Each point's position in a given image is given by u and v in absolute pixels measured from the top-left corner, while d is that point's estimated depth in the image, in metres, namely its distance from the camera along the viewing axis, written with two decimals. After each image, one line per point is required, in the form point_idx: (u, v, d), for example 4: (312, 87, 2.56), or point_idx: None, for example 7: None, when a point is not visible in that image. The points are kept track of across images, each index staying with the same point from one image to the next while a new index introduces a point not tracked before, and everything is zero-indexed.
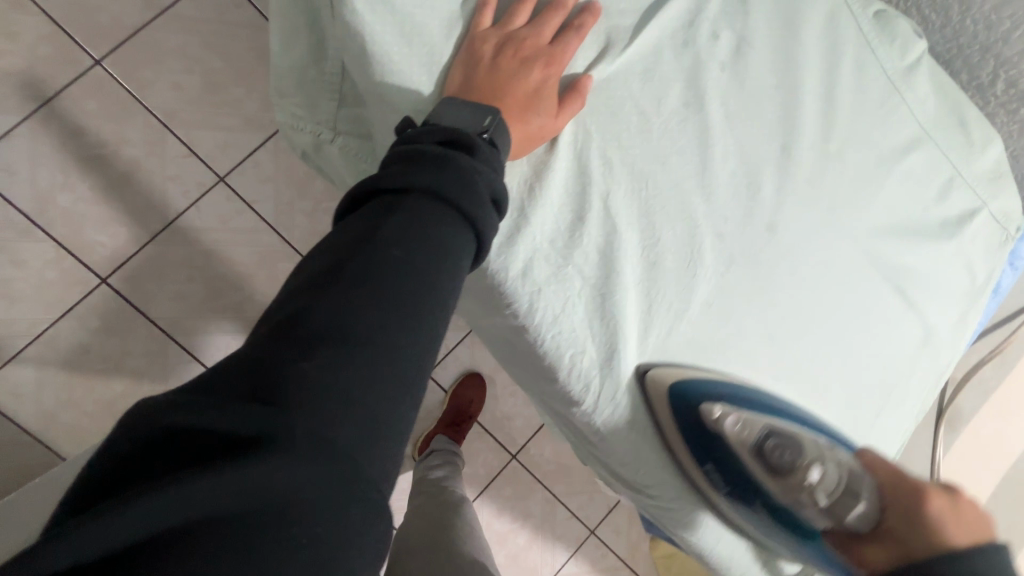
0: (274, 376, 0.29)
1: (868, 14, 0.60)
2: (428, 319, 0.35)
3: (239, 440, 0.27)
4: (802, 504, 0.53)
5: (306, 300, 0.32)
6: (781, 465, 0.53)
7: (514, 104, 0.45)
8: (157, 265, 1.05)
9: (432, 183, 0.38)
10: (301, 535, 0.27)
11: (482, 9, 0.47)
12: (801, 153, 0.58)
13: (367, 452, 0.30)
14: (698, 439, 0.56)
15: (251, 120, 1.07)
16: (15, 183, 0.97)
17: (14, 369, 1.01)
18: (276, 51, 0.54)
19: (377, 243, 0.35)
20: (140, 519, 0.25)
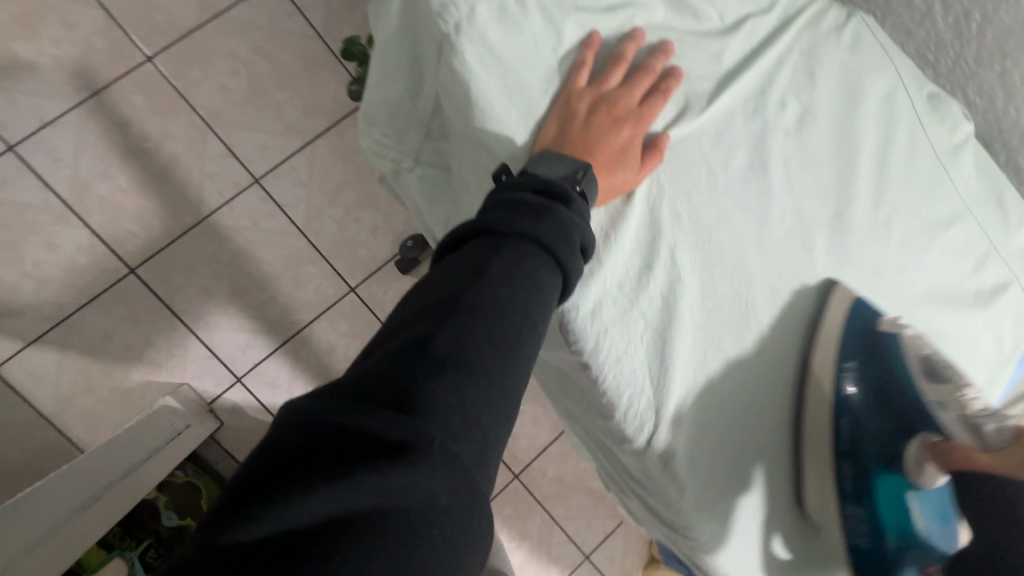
0: (407, 390, 0.31)
1: (922, 93, 0.65)
2: (527, 350, 0.38)
3: (384, 446, 0.28)
4: (942, 406, 0.53)
5: (426, 326, 0.34)
6: (937, 376, 0.55)
7: (604, 160, 0.48)
8: (186, 259, 1.08)
9: (532, 229, 0.40)
10: (437, 536, 0.28)
11: (579, 70, 0.50)
12: (853, 218, 0.61)
13: (482, 467, 0.32)
14: (858, 342, 0.58)
15: (292, 125, 1.10)
16: (57, 169, 0.98)
17: (34, 352, 1.02)
18: (372, 83, 0.57)
19: (485, 279, 0.37)
20: (307, 514, 0.25)
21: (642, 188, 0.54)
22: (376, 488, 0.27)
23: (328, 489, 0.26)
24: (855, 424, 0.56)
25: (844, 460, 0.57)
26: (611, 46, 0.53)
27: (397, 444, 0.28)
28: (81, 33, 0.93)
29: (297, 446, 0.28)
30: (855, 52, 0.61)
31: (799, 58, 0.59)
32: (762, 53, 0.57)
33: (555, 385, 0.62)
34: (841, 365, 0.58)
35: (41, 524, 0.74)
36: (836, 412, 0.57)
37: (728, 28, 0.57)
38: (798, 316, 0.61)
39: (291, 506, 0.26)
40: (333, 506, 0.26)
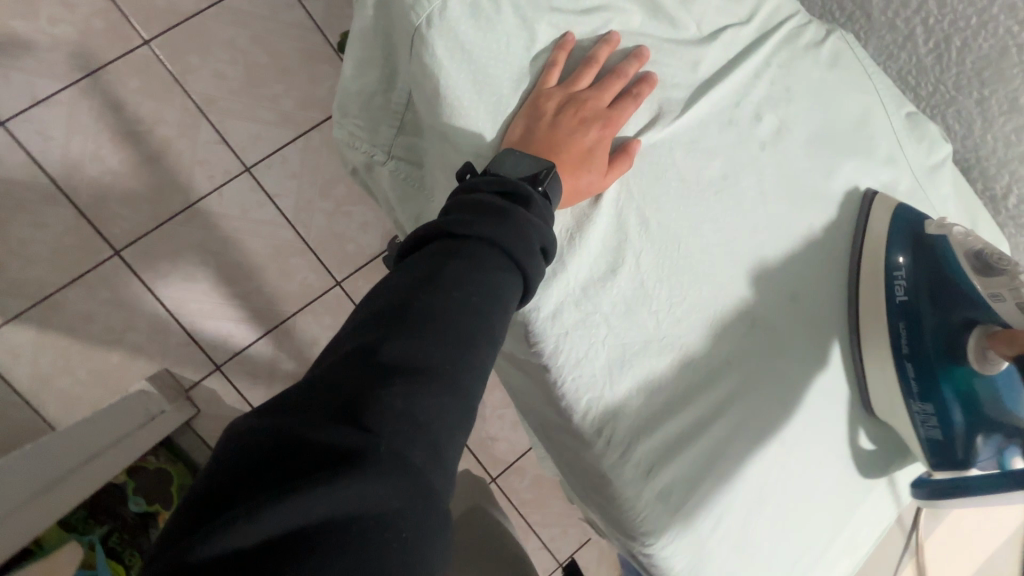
0: (355, 399, 0.30)
1: (900, 113, 0.64)
2: (486, 353, 0.37)
3: (331, 457, 0.28)
4: (998, 299, 0.52)
5: (377, 333, 0.34)
6: (991, 268, 0.53)
7: (569, 160, 0.48)
8: (173, 244, 1.08)
9: (490, 233, 0.40)
10: (397, 540, 0.27)
11: (550, 69, 0.50)
12: (818, 230, 0.62)
13: (438, 468, 0.31)
14: (908, 248, 0.58)
15: (287, 116, 1.11)
16: (50, 146, 1.01)
17: (15, 328, 1.03)
18: (348, 76, 0.57)
19: (438, 285, 0.36)
20: (259, 534, 0.25)
21: (610, 192, 0.54)
22: (323, 501, 0.26)
23: (273, 507, 0.26)
24: (913, 329, 0.56)
25: (904, 363, 0.57)
26: (586, 48, 0.53)
27: (345, 454, 0.28)
28: (83, 13, 1.01)
29: (243, 467, 0.27)
30: (834, 68, 0.61)
31: (776, 71, 0.58)
32: (739, 64, 0.57)
33: (523, 399, 0.62)
34: (891, 270, 0.58)
35: (11, 501, 0.74)
36: (893, 315, 0.58)
37: (705, 37, 0.57)
38: (849, 236, 0.63)
39: (235, 531, 0.25)
40: (278, 525, 0.25)
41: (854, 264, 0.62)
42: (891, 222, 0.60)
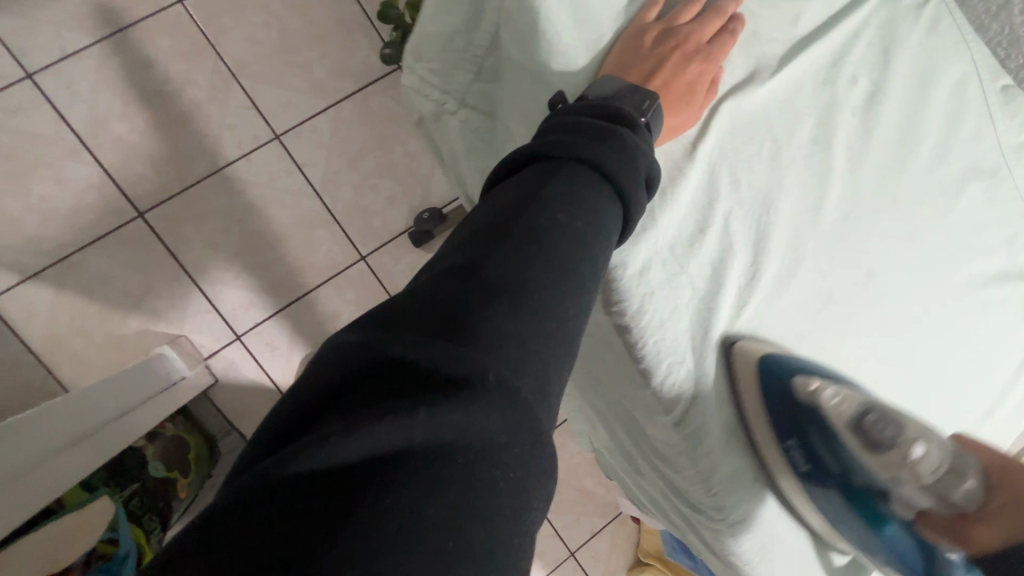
0: (462, 315, 0.28)
1: (996, 85, 0.61)
2: (588, 285, 0.34)
3: (437, 381, 0.25)
4: (899, 481, 0.54)
5: (479, 251, 0.31)
6: (878, 444, 0.53)
7: (672, 93, 0.48)
8: (197, 209, 1.06)
9: (592, 155, 0.36)
10: (499, 479, 0.25)
11: (649, 6, 0.51)
12: (907, 204, 0.59)
13: (544, 403, 0.29)
14: (787, 412, 0.57)
15: (318, 85, 1.08)
16: (75, 104, 0.97)
17: (31, 288, 1.01)
18: (428, 14, 0.54)
19: (542, 204, 0.34)
20: (365, 448, 0.23)
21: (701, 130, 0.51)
22: (428, 427, 0.24)
23: (375, 426, 0.24)
24: (824, 492, 0.58)
25: (819, 510, 0.60)
26: None
27: (455, 377, 0.25)
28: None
29: (343, 382, 0.25)
30: (932, 35, 0.58)
31: (876, 33, 0.56)
32: (838, 24, 0.54)
33: (582, 366, 0.61)
34: (783, 444, 0.58)
35: (45, 443, 0.72)
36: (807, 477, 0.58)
37: None
38: (726, 379, 0.56)
39: (330, 443, 0.23)
40: (377, 446, 0.23)
41: (742, 408, 0.58)
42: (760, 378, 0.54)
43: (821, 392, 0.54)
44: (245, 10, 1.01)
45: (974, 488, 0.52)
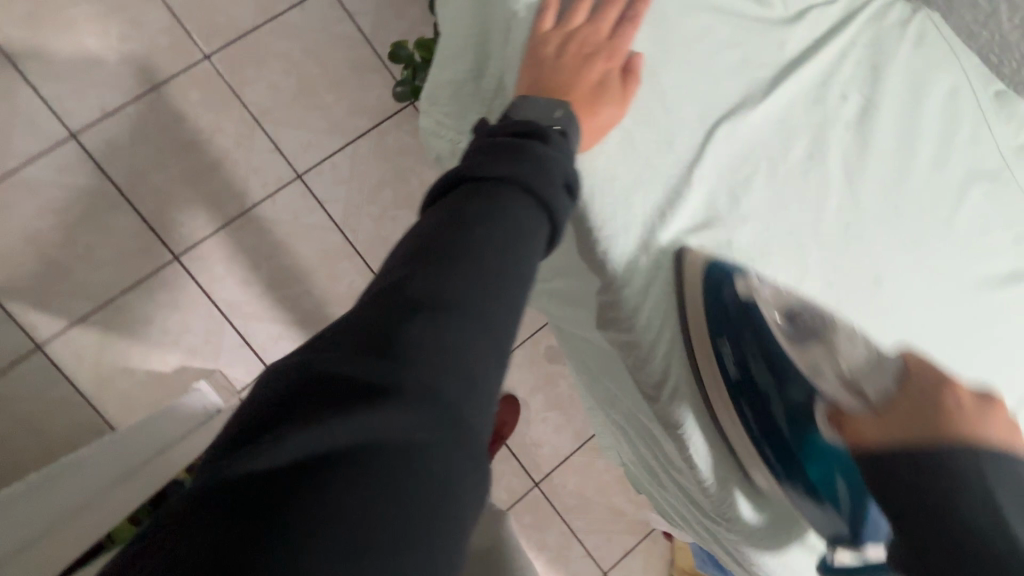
0: (384, 334, 0.33)
1: (988, 92, 0.62)
2: (515, 289, 0.40)
3: (361, 390, 0.31)
4: (820, 374, 0.51)
5: (404, 272, 0.37)
6: (805, 340, 0.52)
7: (581, 97, 0.47)
8: (228, 248, 1.16)
9: (510, 172, 0.42)
10: (420, 470, 0.30)
11: (543, 13, 0.49)
12: (908, 211, 0.60)
13: (471, 402, 0.34)
14: (724, 316, 0.54)
15: (336, 124, 1.18)
16: (116, 157, 1.11)
17: (81, 332, 1.11)
18: (438, 63, 0.59)
19: (463, 224, 0.39)
20: (297, 450, 0.29)
21: (624, 121, 0.52)
22: (350, 430, 0.29)
23: (301, 435, 0.29)
24: (754, 405, 0.55)
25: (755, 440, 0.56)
26: None
27: (373, 388, 0.31)
28: (148, 33, 1.12)
29: (281, 402, 0.31)
30: (920, 48, 0.59)
31: (863, 51, 0.58)
32: (824, 46, 0.56)
33: (603, 374, 0.65)
34: (714, 342, 0.55)
35: (116, 464, 0.81)
36: (733, 393, 0.55)
37: (791, 16, 0.56)
38: (670, 289, 0.55)
39: (271, 447, 0.29)
40: (308, 447, 0.29)
41: (686, 323, 0.55)
42: (705, 281, 0.53)
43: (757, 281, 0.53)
44: (265, 63, 1.16)
45: (886, 382, 0.47)
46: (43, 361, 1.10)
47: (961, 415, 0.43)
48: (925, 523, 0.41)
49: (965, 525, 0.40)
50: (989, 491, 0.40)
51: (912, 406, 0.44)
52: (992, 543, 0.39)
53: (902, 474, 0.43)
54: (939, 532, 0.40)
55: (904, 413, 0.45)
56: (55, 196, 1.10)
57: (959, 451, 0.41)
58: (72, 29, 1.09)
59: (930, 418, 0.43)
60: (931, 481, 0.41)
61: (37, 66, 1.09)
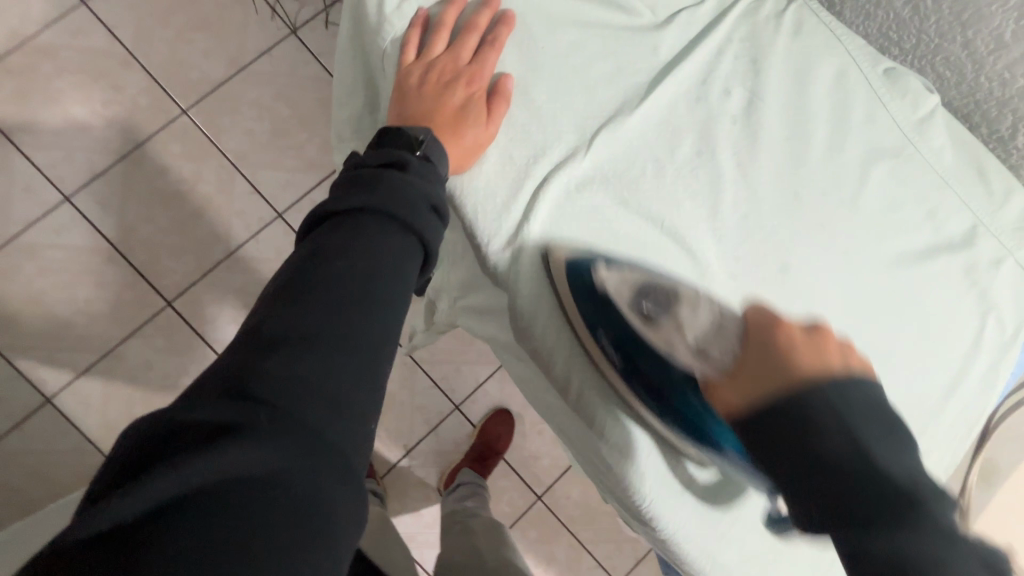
0: (242, 375, 0.35)
1: (877, 70, 0.62)
2: (383, 313, 0.41)
3: (217, 429, 0.32)
4: (675, 347, 0.54)
5: (266, 313, 0.39)
6: (658, 316, 0.54)
7: (444, 124, 0.50)
8: (218, 290, 1.21)
9: (371, 201, 0.43)
10: (281, 494, 0.32)
11: (404, 47, 0.52)
12: (808, 196, 0.60)
13: (337, 423, 0.36)
14: (594, 308, 0.54)
15: (312, 162, 1.26)
16: (108, 214, 1.19)
17: (85, 382, 1.17)
18: (338, 103, 0.62)
19: (324, 257, 0.41)
20: (149, 495, 0.30)
21: (499, 140, 0.54)
22: (205, 467, 0.31)
23: (153, 478, 0.30)
24: (645, 381, 0.55)
25: (654, 414, 0.56)
26: (435, 14, 0.54)
27: (228, 424, 0.32)
28: (129, 95, 1.20)
29: (134, 453, 0.32)
30: (798, 37, 0.60)
31: (739, 48, 0.59)
32: (697, 46, 0.58)
33: (525, 384, 0.66)
34: (594, 334, 0.55)
35: None
36: (625, 375, 0.55)
37: (662, 21, 0.58)
38: (546, 291, 0.55)
39: (123, 496, 0.30)
40: (161, 490, 0.30)
41: (572, 323, 0.55)
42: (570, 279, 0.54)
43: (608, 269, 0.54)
44: (239, 111, 1.23)
45: (730, 342, 0.52)
46: (52, 413, 1.16)
47: (793, 349, 0.48)
48: (807, 475, 0.43)
49: (833, 457, 0.42)
50: (839, 417, 0.43)
51: (756, 363, 0.49)
52: (855, 466, 0.42)
53: (773, 431, 0.45)
54: (817, 473, 0.43)
55: (753, 367, 0.49)
56: (52, 256, 1.17)
57: (806, 385, 0.45)
58: (58, 100, 1.18)
59: (776, 364, 0.47)
60: (796, 423, 0.44)
61: (30, 137, 1.17)
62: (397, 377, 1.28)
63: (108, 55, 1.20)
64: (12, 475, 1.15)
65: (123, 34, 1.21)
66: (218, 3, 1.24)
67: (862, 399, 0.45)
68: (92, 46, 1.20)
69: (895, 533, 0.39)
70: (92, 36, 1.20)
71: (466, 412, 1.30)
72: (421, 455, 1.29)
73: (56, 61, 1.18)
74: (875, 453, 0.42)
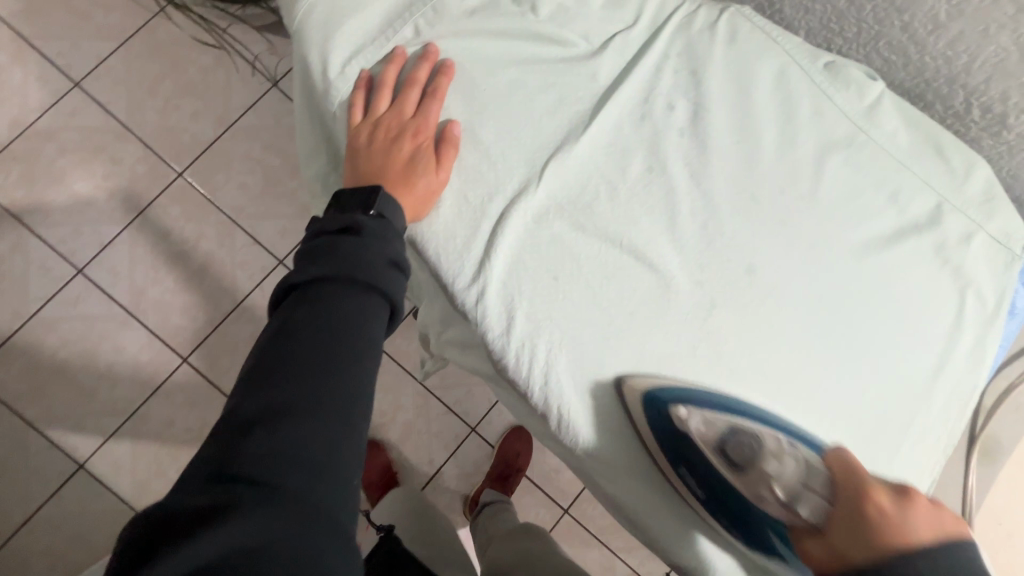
0: (224, 458, 0.37)
1: (818, 65, 0.63)
2: (354, 372, 0.44)
3: (204, 515, 0.34)
4: (762, 498, 0.51)
5: (240, 395, 0.41)
6: (744, 465, 0.51)
7: (396, 178, 0.53)
8: (230, 341, 1.25)
9: (329, 269, 0.46)
10: (274, 562, 0.33)
11: (351, 109, 0.55)
12: (765, 195, 0.61)
13: (319, 484, 0.38)
14: (673, 443, 0.55)
15: (304, 207, 1.30)
16: (119, 282, 1.24)
17: (114, 445, 1.22)
18: (305, 163, 0.65)
19: (290, 331, 0.43)
20: None
21: (453, 182, 0.57)
22: (196, 551, 0.32)
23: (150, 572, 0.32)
24: (734, 516, 0.54)
25: (743, 543, 0.55)
26: (377, 71, 0.56)
27: (217, 504, 0.35)
28: (127, 166, 1.26)
29: (131, 552, 0.33)
30: (734, 44, 0.62)
31: (677, 62, 0.61)
32: (635, 67, 0.60)
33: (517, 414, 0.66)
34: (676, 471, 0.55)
35: None
36: (711, 507, 0.55)
37: (598, 47, 0.60)
38: (594, 410, 0.57)
39: None
40: None
41: (652, 454, 0.56)
42: (648, 411, 0.55)
43: (687, 414, 0.54)
44: (232, 167, 1.28)
45: (817, 498, 0.47)
46: (86, 478, 1.21)
47: (886, 530, 0.42)
48: None
49: None
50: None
51: (847, 533, 0.44)
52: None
53: None
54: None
55: (845, 541, 0.44)
56: (72, 328, 1.23)
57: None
58: (62, 179, 1.25)
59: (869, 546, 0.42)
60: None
61: (40, 217, 1.24)
62: (410, 406, 1.30)
63: (103, 131, 1.26)
64: (52, 542, 1.19)
65: (115, 109, 1.27)
66: (200, 67, 1.29)
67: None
68: (88, 125, 1.26)
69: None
70: (87, 116, 1.26)
71: (483, 433, 1.31)
72: (444, 479, 1.30)
73: (57, 142, 1.25)
74: None
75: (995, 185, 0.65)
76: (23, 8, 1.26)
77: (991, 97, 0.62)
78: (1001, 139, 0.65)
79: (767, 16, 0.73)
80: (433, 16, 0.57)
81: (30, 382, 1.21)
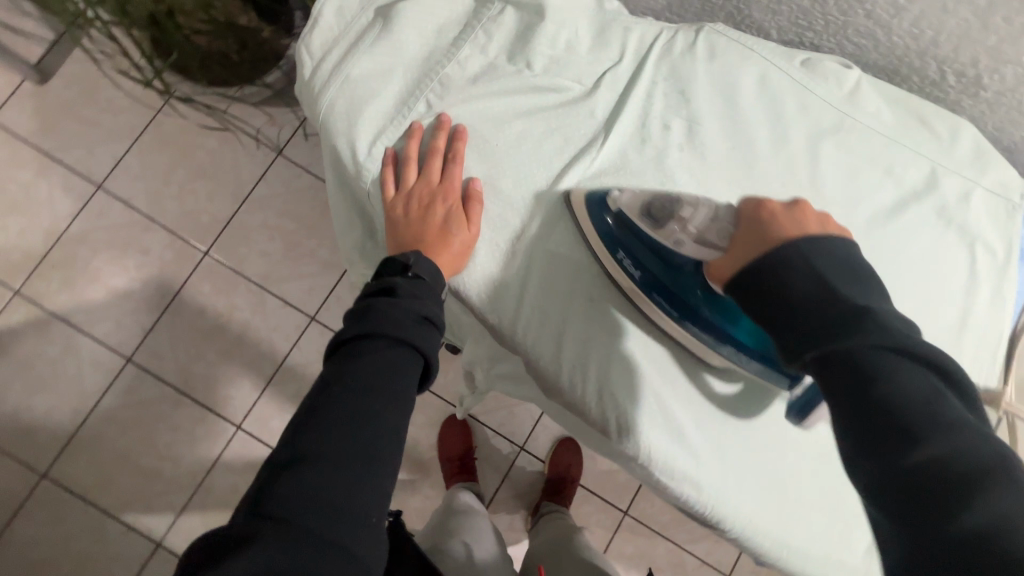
0: (258, 499, 0.42)
1: (794, 63, 0.68)
2: (379, 422, 0.48)
3: (233, 545, 0.39)
4: (681, 244, 0.58)
5: (280, 442, 0.47)
6: (662, 221, 0.59)
7: (433, 240, 0.59)
8: (277, 402, 1.32)
9: (376, 329, 0.51)
10: None
11: (384, 185, 0.61)
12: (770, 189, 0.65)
13: (337, 525, 0.42)
14: (613, 235, 0.60)
15: (326, 263, 1.36)
16: (166, 364, 1.32)
17: (185, 520, 1.28)
18: (341, 236, 0.71)
19: (328, 385, 0.49)
20: None
21: (483, 234, 0.62)
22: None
23: None
24: (666, 294, 0.60)
25: (683, 327, 0.60)
26: (400, 146, 0.63)
27: (244, 536, 0.39)
28: (155, 254, 1.34)
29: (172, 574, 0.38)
30: (713, 57, 0.67)
31: (665, 84, 0.66)
32: (627, 98, 0.65)
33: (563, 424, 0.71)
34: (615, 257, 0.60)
35: None
36: (649, 292, 0.60)
37: (590, 86, 0.65)
38: (545, 238, 0.62)
39: None
40: None
41: (601, 261, 0.61)
42: (592, 212, 0.61)
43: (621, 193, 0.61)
44: (252, 238, 1.36)
45: (725, 228, 0.56)
46: (164, 555, 1.27)
47: (776, 228, 0.52)
48: (791, 319, 0.46)
49: (803, 297, 0.45)
50: (815, 274, 0.46)
51: (743, 235, 0.54)
52: (814, 303, 0.44)
53: (756, 284, 0.49)
54: (790, 313, 0.46)
55: (742, 243, 0.54)
56: (130, 414, 1.30)
57: (788, 253, 0.48)
58: (99, 277, 1.33)
59: (759, 238, 0.52)
60: (774, 289, 0.47)
61: (84, 316, 1.32)
62: None
63: (130, 225, 1.35)
64: None
65: (137, 204, 1.35)
66: (209, 151, 1.37)
67: (842, 246, 0.48)
68: (115, 222, 1.35)
69: (853, 350, 0.41)
70: (113, 214, 1.35)
71: (532, 449, 1.35)
72: (501, 500, 1.35)
73: (89, 244, 1.34)
74: (847, 294, 0.44)
75: (982, 142, 0.69)
76: (39, 127, 1.35)
77: (963, 62, 0.67)
78: (980, 98, 0.70)
79: (738, 24, 0.77)
80: (440, 89, 0.63)
81: (98, 473, 1.28)
